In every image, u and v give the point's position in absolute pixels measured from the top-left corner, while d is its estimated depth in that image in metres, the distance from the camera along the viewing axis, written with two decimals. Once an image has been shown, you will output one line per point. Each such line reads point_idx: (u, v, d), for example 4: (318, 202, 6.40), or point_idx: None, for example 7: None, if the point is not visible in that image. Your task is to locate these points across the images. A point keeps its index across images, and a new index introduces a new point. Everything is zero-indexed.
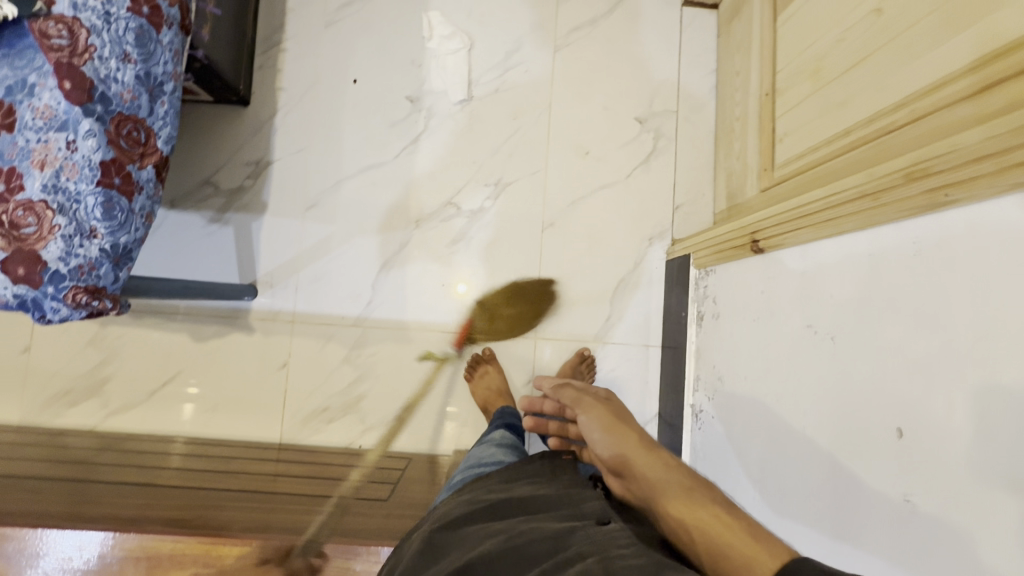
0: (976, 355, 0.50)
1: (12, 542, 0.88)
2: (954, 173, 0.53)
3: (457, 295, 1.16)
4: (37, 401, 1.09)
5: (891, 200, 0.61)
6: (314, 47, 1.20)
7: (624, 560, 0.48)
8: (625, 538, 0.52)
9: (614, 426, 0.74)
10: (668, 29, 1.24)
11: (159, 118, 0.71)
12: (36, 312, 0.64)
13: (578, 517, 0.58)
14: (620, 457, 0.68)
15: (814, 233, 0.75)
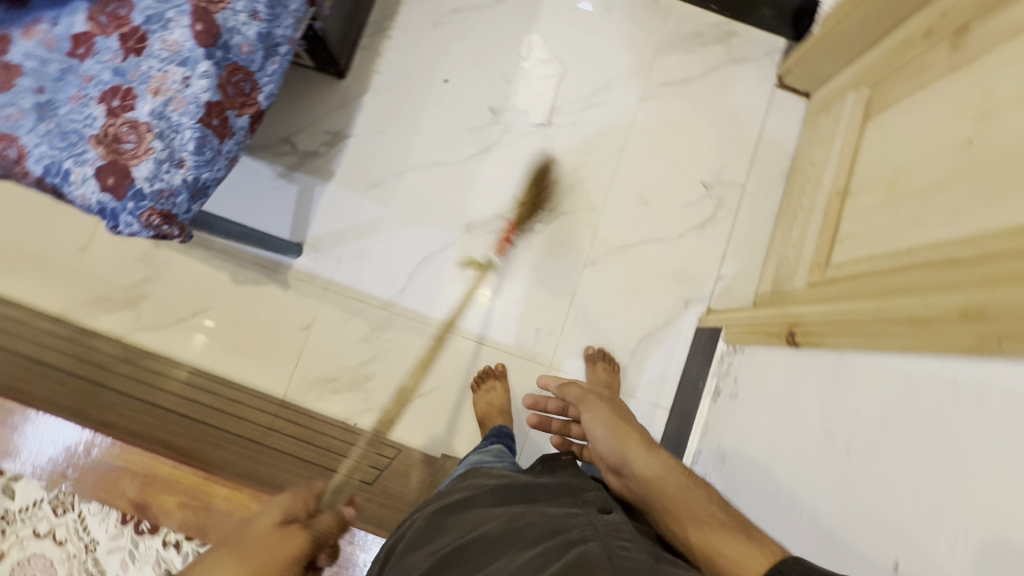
0: (991, 509, 0.48)
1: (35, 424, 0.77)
2: (1011, 324, 0.52)
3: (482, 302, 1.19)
4: (78, 298, 1.15)
5: (941, 331, 0.61)
6: (417, 41, 1.26)
7: (624, 552, 0.54)
8: (625, 531, 0.59)
9: (617, 424, 0.81)
10: (754, 105, 1.25)
11: (266, 75, 0.76)
12: (110, 222, 0.68)
13: (580, 505, 0.64)
14: (621, 455, 0.76)
15: (853, 340, 0.74)
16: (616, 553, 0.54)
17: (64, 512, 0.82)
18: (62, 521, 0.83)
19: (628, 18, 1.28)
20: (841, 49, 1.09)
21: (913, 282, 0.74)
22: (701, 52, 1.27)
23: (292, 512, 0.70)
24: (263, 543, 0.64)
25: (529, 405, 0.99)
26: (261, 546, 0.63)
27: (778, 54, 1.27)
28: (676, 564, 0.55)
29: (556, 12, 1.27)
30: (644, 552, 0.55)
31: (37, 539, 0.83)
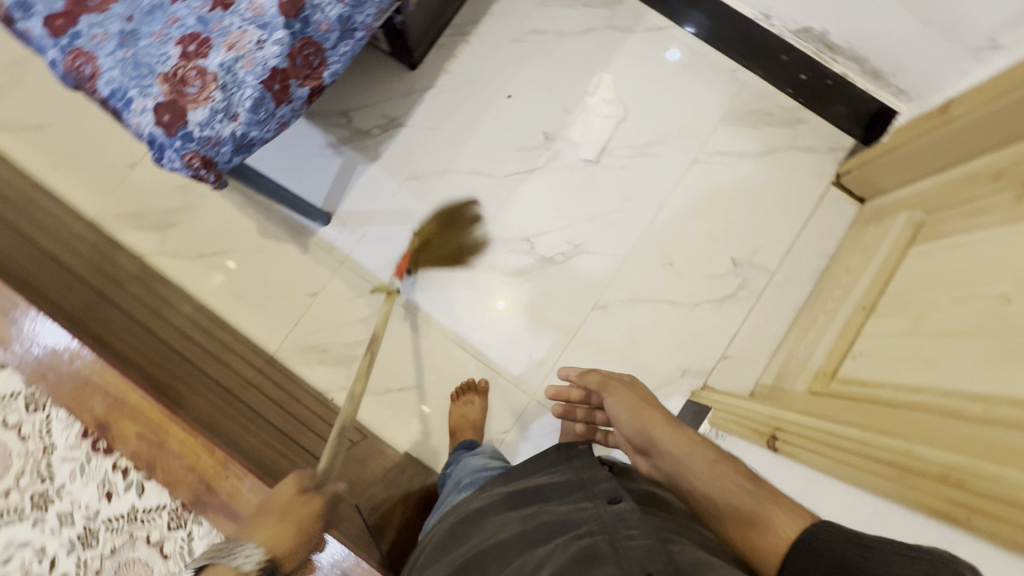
0: None
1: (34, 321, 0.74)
2: (989, 502, 0.50)
3: (497, 310, 1.20)
4: (115, 208, 1.21)
5: (916, 486, 0.59)
6: (492, 51, 1.28)
7: (630, 541, 0.52)
8: (633, 518, 0.55)
9: (640, 406, 0.70)
10: (804, 198, 1.24)
11: (337, 55, 0.80)
12: (156, 153, 0.73)
13: (591, 498, 0.61)
14: (645, 435, 0.67)
15: (826, 461, 0.74)
16: (621, 545, 0.51)
17: (34, 411, 0.75)
18: (31, 419, 0.75)
19: (701, 80, 1.28)
20: (907, 166, 1.07)
21: (913, 426, 0.71)
22: (765, 131, 1.26)
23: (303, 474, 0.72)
24: (291, 496, 0.66)
25: (550, 398, 0.87)
26: (289, 510, 0.64)
27: (842, 152, 1.25)
28: (686, 543, 0.53)
29: (633, 56, 1.28)
30: (650, 537, 0.52)
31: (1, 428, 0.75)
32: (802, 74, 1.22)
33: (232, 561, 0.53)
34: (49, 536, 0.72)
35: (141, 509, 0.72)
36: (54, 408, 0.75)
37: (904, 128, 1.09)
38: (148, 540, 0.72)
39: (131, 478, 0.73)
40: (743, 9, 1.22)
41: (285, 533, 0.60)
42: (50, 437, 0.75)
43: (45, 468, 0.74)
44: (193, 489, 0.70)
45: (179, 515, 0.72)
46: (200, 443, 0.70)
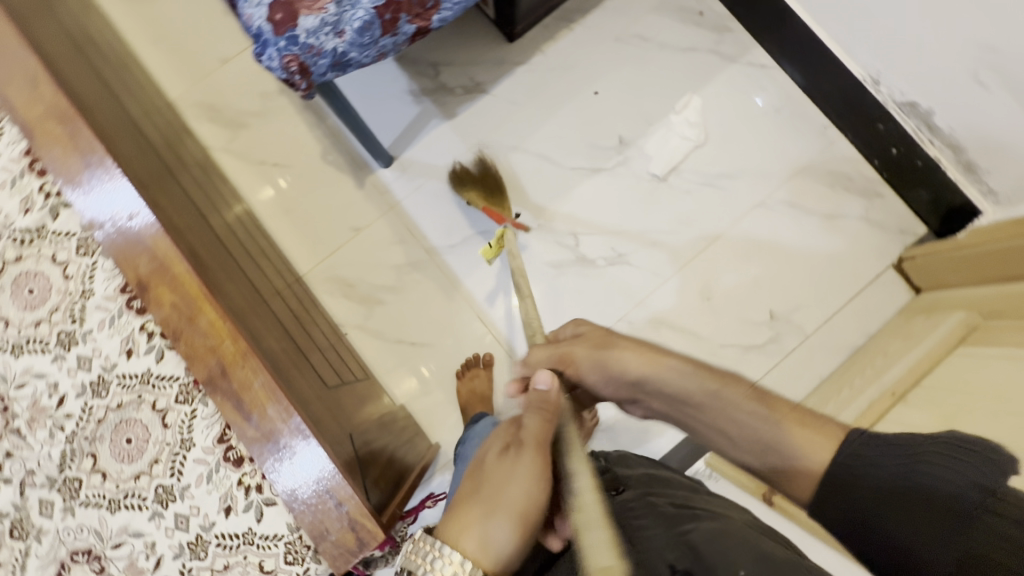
0: None
1: (94, 170, 0.67)
2: None
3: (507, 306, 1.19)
4: (196, 97, 1.24)
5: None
6: (592, 45, 1.28)
7: (641, 530, 0.58)
8: (638, 507, 0.63)
9: (601, 355, 0.73)
10: (858, 272, 1.21)
11: (450, 3, 0.81)
12: (258, 48, 0.75)
13: (593, 493, 0.69)
14: (626, 378, 0.71)
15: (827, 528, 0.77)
16: (636, 537, 0.57)
17: (82, 252, 0.73)
18: (77, 259, 0.73)
19: (790, 128, 1.25)
20: (980, 268, 1.03)
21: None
22: (839, 195, 1.23)
23: (508, 436, 0.66)
24: (502, 481, 0.60)
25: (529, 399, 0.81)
26: (500, 488, 0.59)
27: (910, 238, 1.21)
28: (699, 519, 0.58)
29: (729, 86, 1.27)
30: (660, 524, 0.58)
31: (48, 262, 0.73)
32: (893, 147, 1.17)
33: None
34: (65, 374, 0.72)
35: (155, 374, 0.70)
36: (102, 255, 0.73)
37: (982, 228, 1.06)
38: (154, 407, 0.70)
39: (154, 343, 0.71)
40: (853, 68, 1.16)
41: (510, 526, 0.56)
42: (91, 282, 0.73)
43: (79, 308, 0.72)
44: (209, 369, 0.63)
45: (190, 392, 0.70)
46: (227, 327, 0.63)
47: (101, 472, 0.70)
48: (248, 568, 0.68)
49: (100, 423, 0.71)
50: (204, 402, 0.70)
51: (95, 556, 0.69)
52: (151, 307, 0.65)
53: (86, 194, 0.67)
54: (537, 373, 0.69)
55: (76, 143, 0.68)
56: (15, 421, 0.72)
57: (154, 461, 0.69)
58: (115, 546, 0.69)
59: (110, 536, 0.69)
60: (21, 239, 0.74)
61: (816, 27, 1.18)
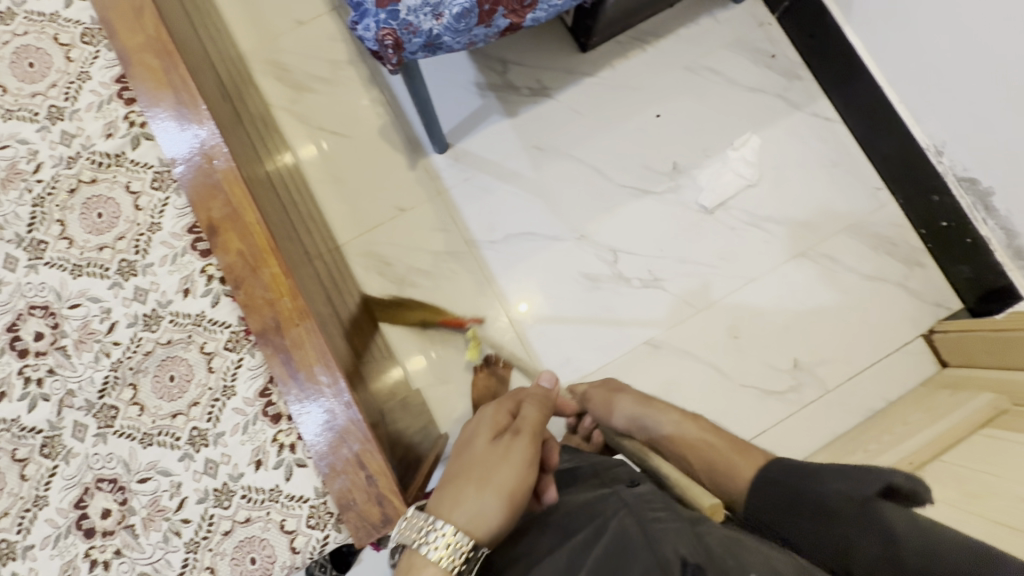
0: None
1: (181, 104, 0.74)
2: None
3: (517, 311, 1.19)
4: (266, 53, 1.25)
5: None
6: (661, 69, 1.29)
7: (657, 520, 0.56)
8: (656, 503, 0.60)
9: (515, 413, 0.70)
10: (888, 336, 1.21)
11: (547, 5, 0.81)
12: (356, 16, 0.76)
13: (608, 487, 0.66)
14: (630, 419, 0.75)
15: None
16: (650, 527, 0.54)
17: (155, 188, 0.74)
18: (150, 193, 0.74)
19: (843, 183, 1.26)
20: (1011, 352, 1.04)
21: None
22: (881, 257, 1.23)
23: (498, 423, 0.67)
24: (496, 460, 0.62)
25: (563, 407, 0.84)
26: (493, 467, 0.61)
27: (944, 311, 1.22)
28: (714, 527, 0.56)
29: (790, 132, 1.27)
30: (679, 522, 0.55)
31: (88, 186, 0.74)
32: (943, 221, 1.17)
33: (428, 549, 0.53)
34: (120, 303, 0.72)
35: (209, 318, 0.71)
36: (176, 193, 0.74)
37: (1020, 313, 1.06)
38: (201, 349, 0.71)
39: (211, 287, 0.72)
40: (918, 135, 1.15)
41: (499, 505, 0.58)
42: (159, 218, 0.74)
43: (145, 243, 0.73)
44: (264, 323, 0.69)
45: (239, 342, 0.71)
46: (288, 283, 0.70)
47: (139, 404, 0.69)
48: (269, 525, 0.66)
49: (148, 356, 0.71)
50: (250, 353, 0.71)
51: (119, 486, 0.67)
52: (219, 251, 0.71)
53: (172, 128, 0.74)
54: (543, 372, 0.88)
55: (170, 78, 0.75)
56: (64, 339, 0.71)
57: (193, 403, 0.69)
58: (142, 480, 0.67)
59: (138, 469, 0.68)
60: (99, 162, 0.75)
61: (887, 88, 1.17)
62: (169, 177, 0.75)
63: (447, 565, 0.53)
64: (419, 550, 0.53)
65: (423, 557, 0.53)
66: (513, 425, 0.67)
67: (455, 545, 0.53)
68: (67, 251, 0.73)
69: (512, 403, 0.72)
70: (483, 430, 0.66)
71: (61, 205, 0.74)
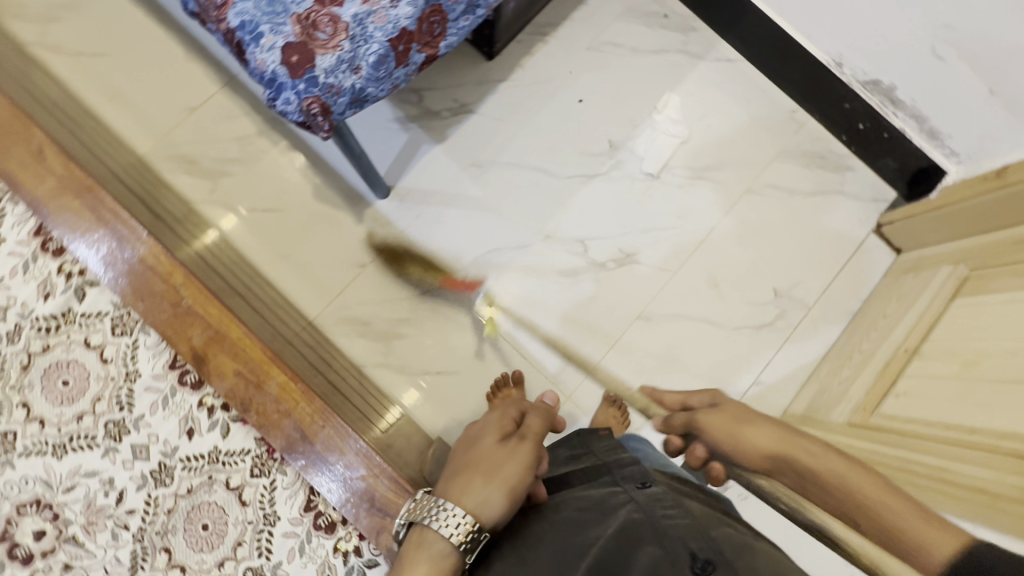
0: None
1: (120, 232, 0.91)
2: None
3: (486, 318, 1.19)
4: (165, 150, 1.17)
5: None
6: (566, 54, 1.31)
7: (669, 520, 0.53)
8: (668, 501, 0.57)
9: (738, 433, 0.75)
10: (844, 241, 1.30)
11: (456, 29, 0.80)
12: (272, 92, 0.71)
13: (619, 481, 0.62)
14: (756, 454, 0.73)
15: None
16: (660, 523, 0.53)
17: (120, 333, 0.90)
18: (115, 342, 0.90)
19: (761, 115, 1.33)
20: (954, 222, 1.14)
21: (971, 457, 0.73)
22: (816, 173, 1.32)
23: (504, 429, 0.72)
24: (500, 457, 0.65)
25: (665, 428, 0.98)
26: (493, 461, 0.64)
27: (884, 204, 1.32)
28: (722, 528, 0.55)
29: (700, 82, 1.33)
30: (690, 520, 0.54)
31: (78, 350, 0.89)
32: (861, 123, 1.27)
33: (437, 526, 0.55)
34: (121, 469, 0.86)
35: (224, 452, 0.87)
36: (142, 333, 0.90)
37: (952, 187, 1.16)
38: (227, 486, 0.87)
39: (216, 419, 0.88)
40: (816, 53, 1.23)
41: (493, 498, 0.60)
42: (134, 364, 0.89)
43: (124, 396, 0.88)
44: (288, 434, 0.86)
45: (265, 464, 0.88)
46: (295, 391, 0.87)
47: (180, 564, 0.83)
48: None
49: (170, 514, 0.85)
50: (281, 472, 0.87)
51: None
52: (215, 376, 0.87)
53: (115, 263, 0.90)
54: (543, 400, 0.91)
55: (98, 214, 0.92)
56: (70, 527, 0.83)
57: (237, 543, 0.85)
58: None
59: None
60: (45, 328, 0.90)
61: (778, 19, 1.25)
62: (128, 318, 0.90)
63: (450, 543, 0.55)
64: (427, 526, 0.56)
65: (434, 533, 0.55)
66: (519, 431, 0.72)
67: (462, 524, 0.56)
68: (42, 430, 0.86)
69: (518, 413, 0.79)
70: (489, 435, 0.70)
71: (18, 385, 0.87)
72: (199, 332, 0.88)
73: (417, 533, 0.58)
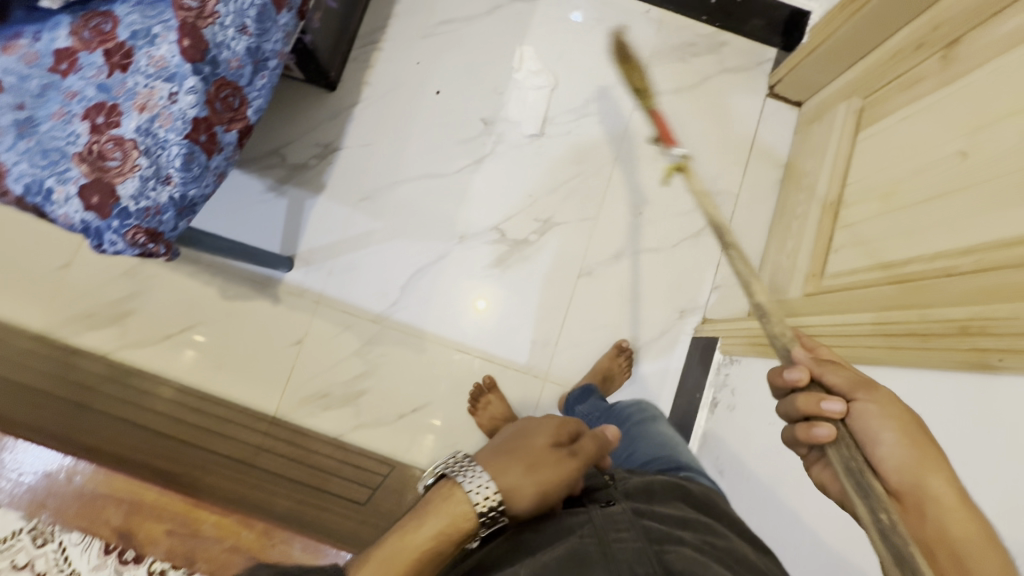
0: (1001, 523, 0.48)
1: None
2: (1009, 339, 0.52)
3: (477, 310, 1.18)
4: (61, 316, 1.13)
5: (939, 348, 0.61)
6: (405, 52, 1.25)
7: (621, 544, 0.50)
8: (624, 520, 0.54)
9: (920, 460, 0.46)
10: (744, 117, 1.27)
11: (255, 89, 0.76)
12: (94, 240, 0.67)
13: (583, 500, 0.59)
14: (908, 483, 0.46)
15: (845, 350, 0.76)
16: (611, 548, 0.50)
17: (43, 543, 0.76)
18: (41, 553, 0.77)
19: (617, 31, 1.28)
20: (833, 59, 1.10)
21: (907, 297, 0.73)
22: (694, 62, 1.28)
23: (565, 428, 0.58)
24: (546, 458, 0.54)
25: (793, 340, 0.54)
26: (539, 460, 0.54)
27: (768, 64, 1.29)
28: (679, 546, 0.52)
29: (546, 22, 1.27)
30: (642, 541, 0.51)
31: (14, 571, 0.77)
32: None
33: (467, 486, 0.50)
34: None
35: None
36: (65, 534, 0.77)
37: (820, 25, 1.12)
38: None
39: None
40: None
41: (524, 495, 0.51)
42: (70, 564, 0.77)
43: None
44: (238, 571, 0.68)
45: None
46: (234, 520, 0.68)
47: None
48: None
49: None
50: None
51: None
52: (147, 546, 0.69)
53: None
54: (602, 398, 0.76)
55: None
56: None
57: None
58: None
59: None
60: None
61: None
62: (45, 526, 0.76)
63: (473, 508, 0.49)
64: (460, 484, 0.50)
65: (462, 493, 0.50)
66: (578, 442, 0.58)
67: (490, 497, 0.50)
68: None
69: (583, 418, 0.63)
70: (546, 426, 0.57)
71: None
72: (115, 508, 0.69)
73: (442, 487, 0.52)
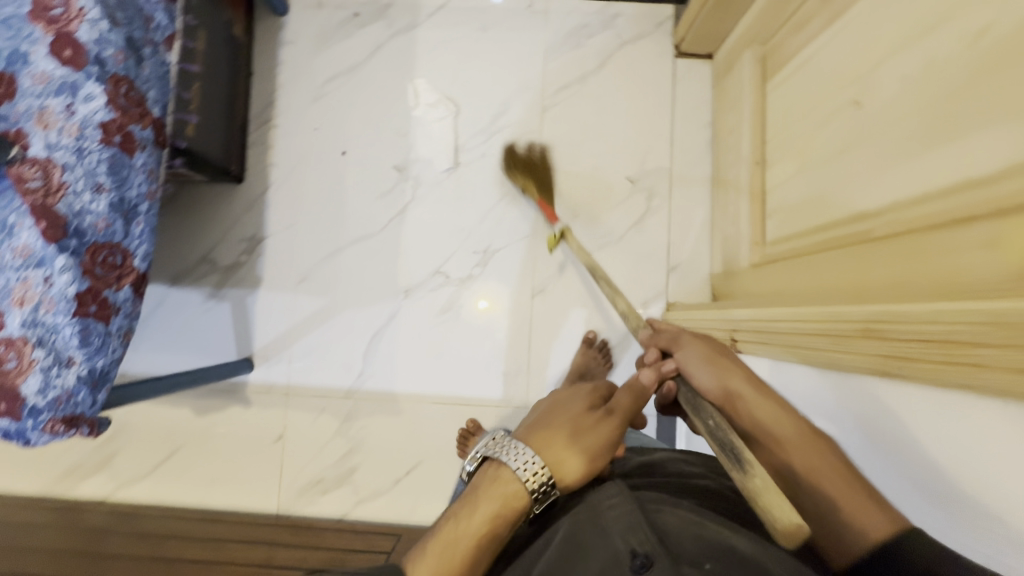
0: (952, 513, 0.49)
1: None
2: (905, 346, 0.53)
3: (481, 310, 1.18)
4: (51, 475, 1.16)
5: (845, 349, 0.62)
6: (301, 121, 1.22)
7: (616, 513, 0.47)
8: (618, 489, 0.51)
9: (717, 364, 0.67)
10: (659, 85, 1.21)
11: (135, 238, 0.75)
12: (19, 439, 0.68)
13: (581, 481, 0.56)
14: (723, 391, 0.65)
15: (778, 349, 0.76)
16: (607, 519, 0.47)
17: None
18: None
19: (505, 35, 1.23)
20: (726, 8, 1.04)
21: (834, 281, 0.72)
22: (590, 45, 1.22)
23: (596, 394, 0.58)
24: (583, 425, 0.54)
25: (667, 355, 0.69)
26: (578, 428, 0.54)
27: (669, 23, 1.22)
28: (676, 508, 0.50)
29: (431, 48, 1.22)
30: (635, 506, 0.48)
31: None
32: None
33: (511, 463, 0.50)
34: None
35: None
36: None
37: None
38: None
39: None
40: None
41: (572, 462, 0.51)
42: None
43: None
44: None
45: None
46: None
47: None
48: None
49: None
50: None
51: None
52: None
53: None
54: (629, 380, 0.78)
55: None
56: None
57: None
58: None
59: None
60: None
61: None
62: None
63: (523, 484, 0.50)
64: (504, 462, 0.51)
65: (509, 471, 0.50)
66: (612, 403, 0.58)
67: (535, 466, 0.50)
68: None
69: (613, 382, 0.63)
70: (580, 394, 0.58)
71: None
72: None
73: (489, 468, 0.52)
